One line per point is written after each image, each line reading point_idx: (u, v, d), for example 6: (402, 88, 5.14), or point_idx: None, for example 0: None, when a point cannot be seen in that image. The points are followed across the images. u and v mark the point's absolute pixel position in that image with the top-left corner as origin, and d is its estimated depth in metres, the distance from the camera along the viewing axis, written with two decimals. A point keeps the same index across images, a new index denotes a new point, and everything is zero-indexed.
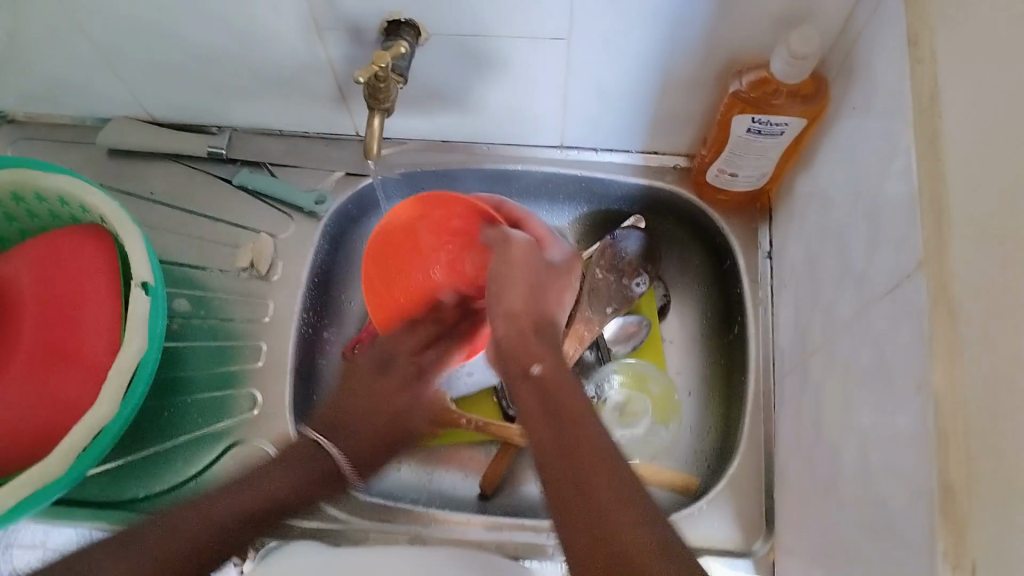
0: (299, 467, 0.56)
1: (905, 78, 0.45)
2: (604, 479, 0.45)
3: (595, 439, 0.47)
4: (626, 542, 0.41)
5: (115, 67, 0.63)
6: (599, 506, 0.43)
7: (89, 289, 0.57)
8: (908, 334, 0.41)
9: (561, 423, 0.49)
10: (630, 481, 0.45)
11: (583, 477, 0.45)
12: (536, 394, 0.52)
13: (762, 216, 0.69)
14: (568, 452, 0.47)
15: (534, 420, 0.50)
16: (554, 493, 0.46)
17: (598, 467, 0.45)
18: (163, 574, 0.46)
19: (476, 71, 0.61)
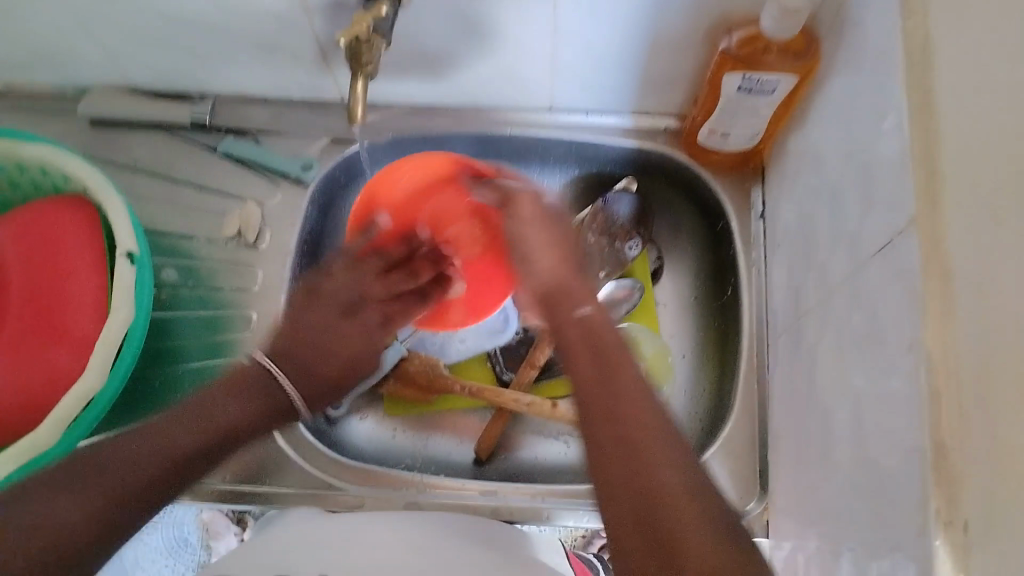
0: (256, 399, 0.55)
1: (897, 31, 0.44)
2: (649, 434, 0.41)
3: (636, 389, 0.43)
4: (672, 502, 0.38)
5: (93, 34, 0.62)
6: (643, 461, 0.40)
7: (71, 259, 0.56)
8: (900, 291, 0.40)
9: (618, 373, 0.44)
10: (675, 439, 0.41)
11: (628, 431, 0.41)
12: (581, 333, 0.47)
13: (754, 176, 0.68)
14: (612, 403, 0.43)
15: (581, 370, 0.45)
16: (595, 449, 0.42)
17: (638, 423, 0.42)
18: (125, 508, 0.44)
19: (463, 32, 0.59)
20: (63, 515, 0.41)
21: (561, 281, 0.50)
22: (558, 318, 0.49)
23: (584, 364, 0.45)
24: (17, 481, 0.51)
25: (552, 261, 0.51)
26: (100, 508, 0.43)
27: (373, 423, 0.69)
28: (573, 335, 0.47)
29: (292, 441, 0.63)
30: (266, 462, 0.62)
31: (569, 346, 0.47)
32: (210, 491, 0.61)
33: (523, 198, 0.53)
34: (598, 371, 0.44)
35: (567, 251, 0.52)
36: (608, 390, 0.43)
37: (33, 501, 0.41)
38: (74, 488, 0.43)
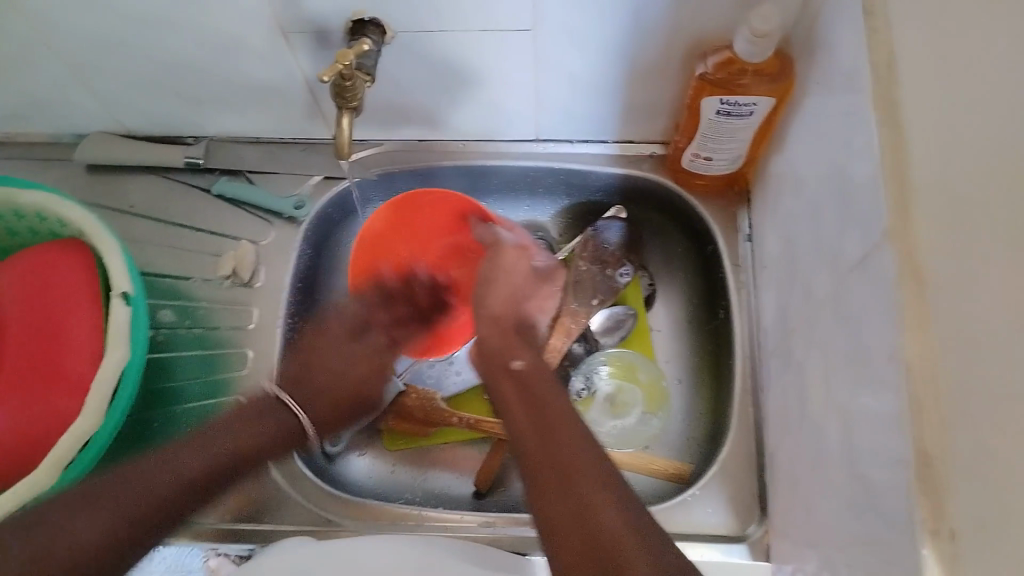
0: (258, 425, 0.57)
1: (863, 49, 0.45)
2: (580, 472, 0.44)
3: (570, 440, 0.47)
4: (605, 527, 0.41)
5: (87, 82, 0.64)
6: (576, 496, 0.43)
7: (68, 302, 0.57)
8: (878, 302, 0.41)
9: (548, 432, 0.48)
10: (606, 472, 0.44)
11: (564, 474, 0.44)
12: (517, 388, 0.53)
13: (741, 199, 0.69)
14: (549, 458, 0.46)
15: (515, 413, 0.51)
16: (538, 499, 0.45)
17: (577, 458, 0.45)
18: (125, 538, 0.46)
19: (446, 67, 0.61)
20: (92, 527, 0.45)
21: (499, 316, 0.60)
22: (495, 369, 0.55)
23: (523, 430, 0.49)
24: None
25: (500, 306, 0.61)
26: (128, 526, 0.46)
27: (371, 459, 0.70)
28: (508, 382, 0.54)
29: (291, 477, 0.63)
30: (267, 499, 0.62)
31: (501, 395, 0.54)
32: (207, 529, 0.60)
33: (514, 254, 0.64)
34: (532, 431, 0.48)
35: (516, 298, 0.62)
36: (542, 447, 0.47)
37: (46, 524, 0.44)
38: (90, 507, 0.45)
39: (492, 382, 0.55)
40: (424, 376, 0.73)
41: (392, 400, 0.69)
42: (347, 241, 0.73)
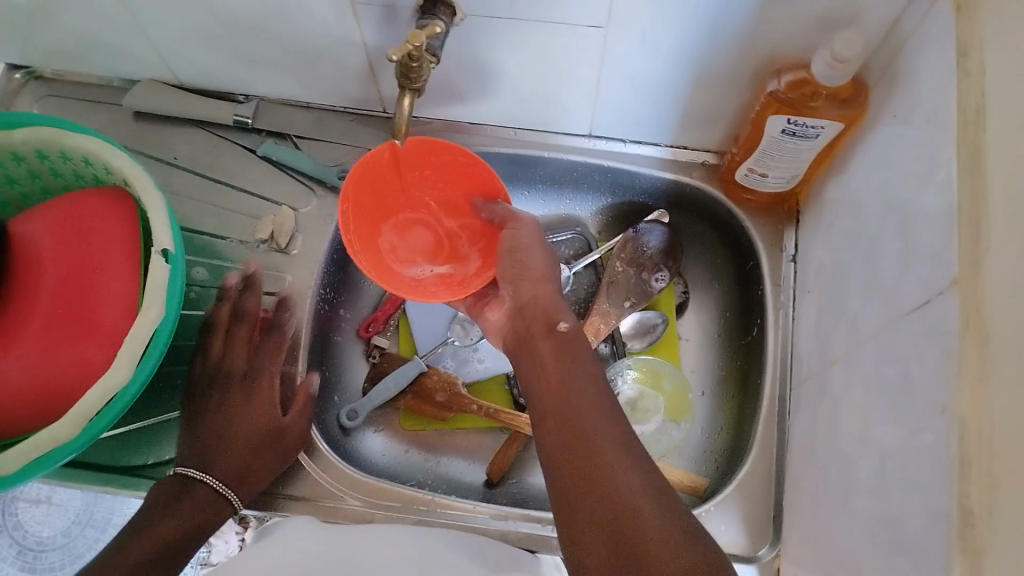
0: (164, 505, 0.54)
1: (951, 90, 0.43)
2: (600, 441, 0.45)
3: (589, 408, 0.47)
4: (619, 490, 0.42)
5: (145, 29, 0.63)
6: (594, 478, 0.43)
7: (107, 252, 0.57)
8: (938, 355, 0.40)
9: (565, 397, 0.49)
10: (624, 441, 0.45)
11: (580, 441, 0.45)
12: (553, 351, 0.53)
13: (789, 218, 0.68)
14: (566, 427, 0.47)
15: (540, 377, 0.51)
16: (553, 468, 0.46)
17: (598, 434, 0.45)
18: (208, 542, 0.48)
19: (509, 55, 0.60)
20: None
21: (532, 296, 0.57)
22: (532, 342, 0.55)
23: (543, 396, 0.50)
24: (33, 470, 0.51)
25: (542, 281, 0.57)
26: None
27: (387, 437, 0.69)
28: (546, 350, 0.53)
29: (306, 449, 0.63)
30: (281, 468, 0.62)
31: (531, 363, 0.53)
32: None
33: (526, 224, 0.59)
34: (552, 397, 0.49)
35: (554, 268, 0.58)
36: (561, 416, 0.48)
37: None
38: None
39: (524, 351, 0.55)
40: (444, 359, 0.72)
41: (411, 381, 0.68)
42: None
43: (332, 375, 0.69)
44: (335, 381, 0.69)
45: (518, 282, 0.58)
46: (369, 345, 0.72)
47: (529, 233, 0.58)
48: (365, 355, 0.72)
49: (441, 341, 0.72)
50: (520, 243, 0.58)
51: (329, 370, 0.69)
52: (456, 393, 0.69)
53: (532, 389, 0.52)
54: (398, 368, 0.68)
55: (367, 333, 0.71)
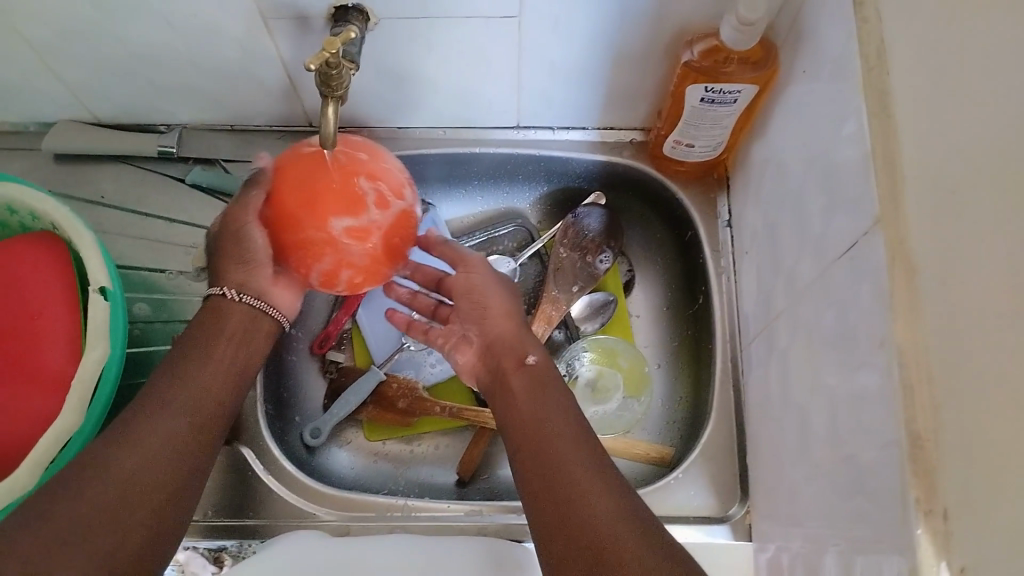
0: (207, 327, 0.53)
1: (851, 40, 0.45)
2: (574, 463, 0.46)
3: (557, 433, 0.48)
4: (591, 501, 0.44)
5: (54, 68, 0.62)
6: (569, 497, 0.44)
7: (42, 297, 0.55)
8: (869, 291, 0.42)
9: (532, 424, 0.49)
10: (591, 455, 0.47)
11: (547, 459, 0.47)
12: (529, 388, 0.52)
13: (719, 185, 0.70)
14: (535, 449, 0.48)
15: (513, 411, 0.51)
16: (526, 486, 0.47)
17: (576, 458, 0.46)
18: (159, 517, 0.45)
19: (429, 54, 0.60)
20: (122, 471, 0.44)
21: (498, 332, 0.56)
22: (502, 374, 0.54)
23: (514, 425, 0.50)
24: None
25: (501, 319, 0.57)
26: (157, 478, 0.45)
27: (354, 450, 0.69)
28: (517, 382, 0.53)
29: (273, 472, 0.62)
30: (249, 496, 0.61)
31: (501, 399, 0.53)
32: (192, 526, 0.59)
33: (479, 268, 0.60)
34: (524, 428, 0.50)
35: (516, 312, 0.58)
36: (531, 443, 0.48)
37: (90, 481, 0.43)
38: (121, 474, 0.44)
39: (495, 386, 0.54)
40: (401, 365, 0.72)
41: (370, 391, 0.69)
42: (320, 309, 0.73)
43: (291, 395, 0.70)
44: (294, 402, 0.70)
45: (482, 320, 0.57)
46: (325, 361, 0.72)
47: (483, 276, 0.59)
48: (321, 371, 0.72)
49: (397, 348, 0.72)
50: (475, 284, 0.59)
51: (288, 390, 0.70)
52: (416, 395, 0.69)
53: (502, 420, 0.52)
54: (357, 380, 0.69)
55: (322, 350, 0.72)
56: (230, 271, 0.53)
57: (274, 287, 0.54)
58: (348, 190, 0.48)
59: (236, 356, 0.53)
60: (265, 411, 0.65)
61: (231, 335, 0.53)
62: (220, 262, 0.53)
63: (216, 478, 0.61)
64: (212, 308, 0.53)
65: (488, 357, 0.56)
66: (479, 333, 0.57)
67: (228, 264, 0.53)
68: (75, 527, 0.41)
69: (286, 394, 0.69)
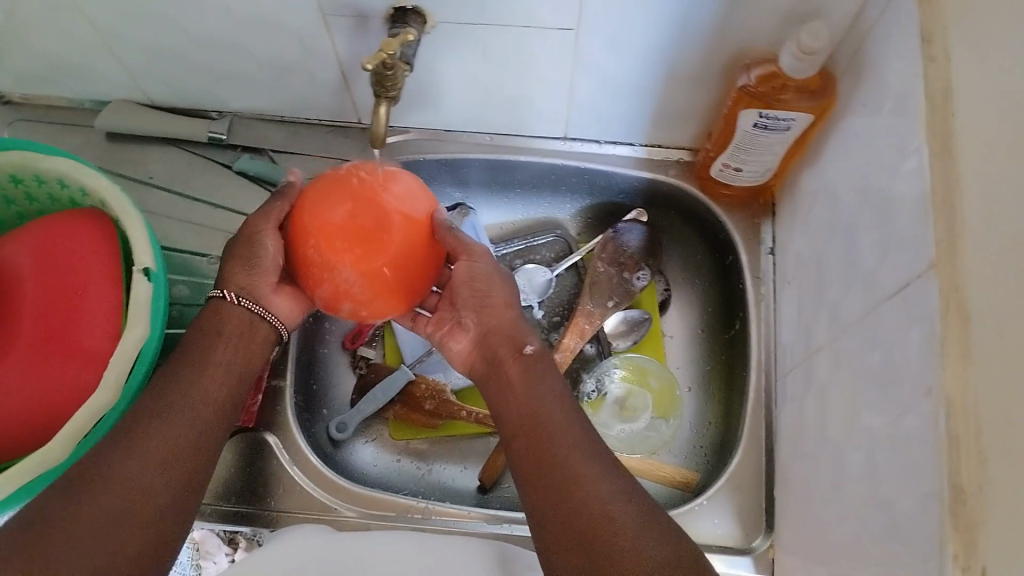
0: (200, 334, 0.53)
1: (917, 76, 0.45)
2: (572, 460, 0.47)
3: (555, 421, 0.49)
4: (589, 498, 0.45)
5: (114, 49, 0.63)
6: (569, 495, 0.45)
7: (87, 273, 0.56)
8: (918, 335, 0.41)
9: (532, 410, 0.50)
10: (590, 448, 0.48)
11: (546, 450, 0.48)
12: (524, 378, 0.53)
13: (764, 212, 0.69)
14: (534, 437, 0.49)
15: (508, 401, 0.52)
16: (524, 479, 0.48)
17: (573, 456, 0.47)
18: (174, 501, 0.46)
19: (483, 60, 0.60)
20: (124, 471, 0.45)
21: (496, 322, 0.56)
22: (499, 366, 0.54)
23: (511, 411, 0.51)
24: (23, 493, 0.50)
25: (500, 311, 0.57)
26: (168, 470, 0.46)
27: (377, 448, 0.69)
28: (514, 374, 0.53)
29: (297, 463, 0.63)
30: (271, 484, 0.61)
31: (499, 387, 0.53)
32: (214, 509, 0.60)
33: (482, 256, 0.57)
34: (521, 413, 0.51)
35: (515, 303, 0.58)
36: (529, 430, 0.49)
37: (94, 482, 0.44)
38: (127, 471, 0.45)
39: (490, 377, 0.55)
40: (431, 368, 0.72)
41: (398, 390, 0.69)
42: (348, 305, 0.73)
43: (320, 388, 0.70)
44: (323, 395, 0.70)
45: (481, 310, 0.57)
46: (355, 357, 0.73)
47: (487, 265, 0.57)
48: (351, 366, 0.72)
49: (428, 349, 0.72)
50: (478, 275, 0.56)
51: (317, 383, 0.70)
52: (444, 398, 0.69)
53: (496, 409, 0.53)
54: (386, 378, 0.69)
55: (353, 345, 0.72)
56: (234, 274, 0.54)
57: (274, 294, 0.55)
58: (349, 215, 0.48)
59: (229, 358, 0.53)
60: (294, 402, 0.66)
61: (226, 335, 0.53)
62: (227, 266, 0.54)
63: (241, 463, 0.62)
64: (213, 310, 0.54)
65: (484, 347, 0.57)
66: (476, 321, 0.57)
67: (233, 268, 0.54)
68: (86, 517, 0.43)
69: (316, 387, 0.70)
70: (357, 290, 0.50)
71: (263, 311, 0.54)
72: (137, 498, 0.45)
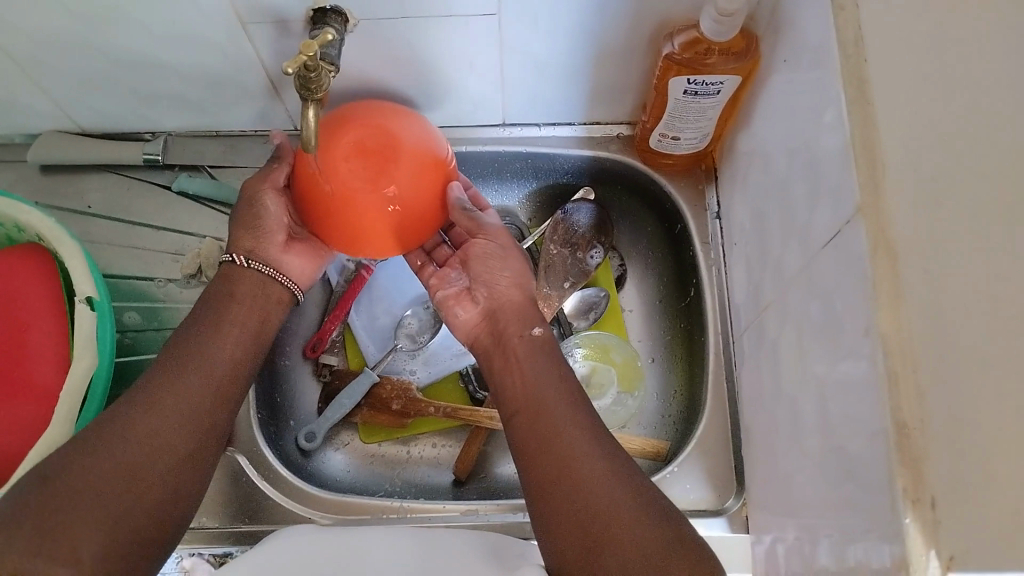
0: (220, 304, 0.55)
1: (830, 27, 0.45)
2: (573, 442, 0.48)
3: (554, 402, 0.50)
4: (586, 474, 0.46)
5: (36, 80, 0.62)
6: (567, 476, 0.47)
7: (29, 310, 0.56)
8: (853, 279, 0.41)
9: (531, 389, 0.52)
10: (590, 426, 0.49)
11: (543, 426, 0.49)
12: (530, 359, 0.54)
13: (708, 177, 0.70)
14: (535, 419, 0.50)
15: (511, 380, 0.53)
16: (524, 457, 0.50)
17: (575, 439, 0.48)
18: (181, 469, 0.48)
19: (411, 55, 0.60)
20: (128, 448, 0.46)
21: (503, 300, 0.58)
22: (506, 339, 0.56)
23: (515, 390, 0.53)
24: None
25: (511, 288, 0.58)
26: (175, 438, 0.48)
27: (348, 453, 0.69)
28: (520, 352, 0.55)
29: (267, 476, 0.62)
30: (247, 500, 0.61)
31: (503, 361, 0.55)
32: (189, 531, 0.60)
33: (497, 234, 0.59)
34: (521, 392, 0.52)
35: (525, 280, 0.59)
36: (530, 405, 0.51)
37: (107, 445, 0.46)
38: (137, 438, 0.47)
39: (495, 350, 0.57)
40: (395, 367, 0.72)
41: (364, 394, 0.68)
42: (305, 312, 0.73)
43: (284, 399, 0.70)
44: (289, 406, 0.70)
45: (494, 286, 0.58)
46: (318, 364, 0.72)
47: (501, 243, 0.59)
48: (315, 374, 0.72)
49: (390, 349, 0.72)
50: (491, 254, 0.58)
51: (282, 394, 0.69)
52: (409, 395, 0.69)
53: (501, 387, 0.54)
54: (350, 384, 0.69)
55: (314, 353, 0.72)
56: (241, 239, 0.56)
57: (284, 254, 0.57)
58: (359, 136, 0.50)
59: (243, 321, 0.54)
60: (259, 418, 0.65)
61: (240, 296, 0.55)
62: (232, 231, 0.56)
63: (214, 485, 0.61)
64: (225, 275, 0.56)
65: (491, 322, 0.58)
66: (487, 296, 0.58)
67: (240, 231, 0.56)
68: (100, 480, 0.44)
69: (281, 397, 0.69)
70: (345, 214, 0.51)
71: (272, 271, 0.56)
72: (148, 465, 0.47)
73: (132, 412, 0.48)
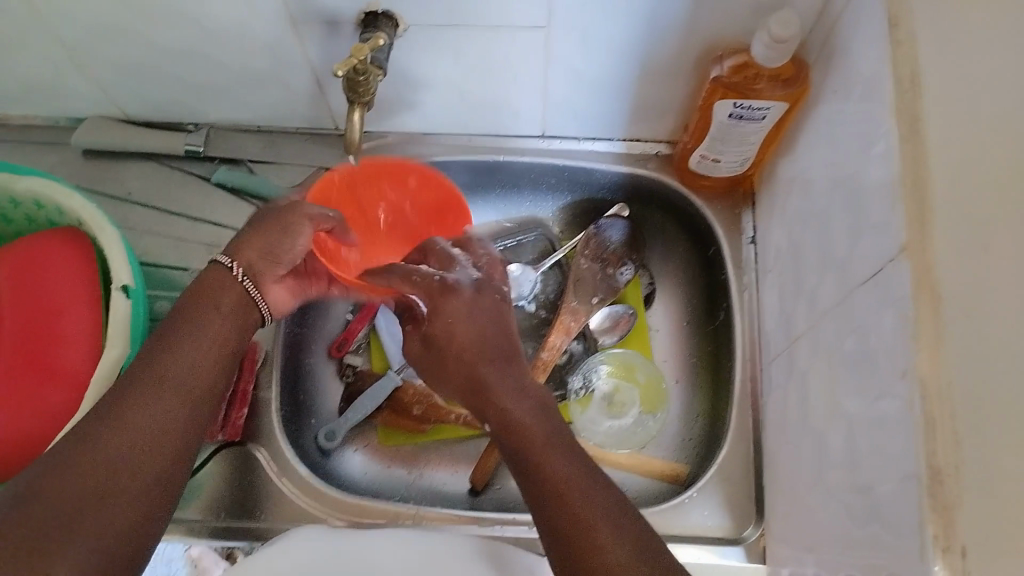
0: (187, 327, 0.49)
1: (885, 60, 0.45)
2: (584, 526, 0.43)
3: (550, 477, 0.45)
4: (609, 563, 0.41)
5: (85, 66, 0.63)
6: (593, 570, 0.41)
7: (65, 294, 0.56)
8: (892, 317, 0.41)
9: (526, 476, 0.46)
10: (595, 496, 0.44)
11: (552, 516, 0.44)
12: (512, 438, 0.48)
13: (745, 201, 0.69)
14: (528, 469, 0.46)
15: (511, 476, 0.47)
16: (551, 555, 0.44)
17: (583, 522, 0.43)
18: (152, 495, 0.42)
19: (457, 62, 0.60)
20: (112, 457, 0.42)
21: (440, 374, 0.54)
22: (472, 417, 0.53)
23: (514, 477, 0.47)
24: None
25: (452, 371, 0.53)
26: (144, 460, 0.43)
27: (367, 456, 0.69)
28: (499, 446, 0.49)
29: (285, 474, 0.63)
30: (257, 500, 0.61)
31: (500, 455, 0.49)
32: (205, 526, 0.60)
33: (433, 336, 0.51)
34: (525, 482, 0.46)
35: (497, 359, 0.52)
36: (533, 497, 0.45)
37: (67, 471, 0.40)
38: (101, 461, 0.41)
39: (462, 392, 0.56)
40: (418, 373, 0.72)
41: (387, 395, 0.69)
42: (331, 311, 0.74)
43: (306, 396, 0.70)
44: (311, 404, 0.70)
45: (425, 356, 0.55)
46: (341, 365, 0.72)
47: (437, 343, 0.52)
48: (339, 375, 0.72)
49: None
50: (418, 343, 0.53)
51: (304, 391, 0.70)
52: (431, 400, 0.69)
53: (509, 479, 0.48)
54: (373, 385, 0.69)
55: (339, 353, 0.72)
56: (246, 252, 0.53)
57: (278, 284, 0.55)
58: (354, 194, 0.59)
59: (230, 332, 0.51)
60: (280, 415, 0.65)
61: (223, 309, 0.51)
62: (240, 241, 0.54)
63: (230, 478, 0.62)
64: (215, 278, 0.52)
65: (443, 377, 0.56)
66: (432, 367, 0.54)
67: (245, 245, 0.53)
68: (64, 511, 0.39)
69: (303, 394, 0.70)
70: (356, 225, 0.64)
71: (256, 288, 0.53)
72: (115, 493, 0.41)
73: (111, 420, 0.43)
